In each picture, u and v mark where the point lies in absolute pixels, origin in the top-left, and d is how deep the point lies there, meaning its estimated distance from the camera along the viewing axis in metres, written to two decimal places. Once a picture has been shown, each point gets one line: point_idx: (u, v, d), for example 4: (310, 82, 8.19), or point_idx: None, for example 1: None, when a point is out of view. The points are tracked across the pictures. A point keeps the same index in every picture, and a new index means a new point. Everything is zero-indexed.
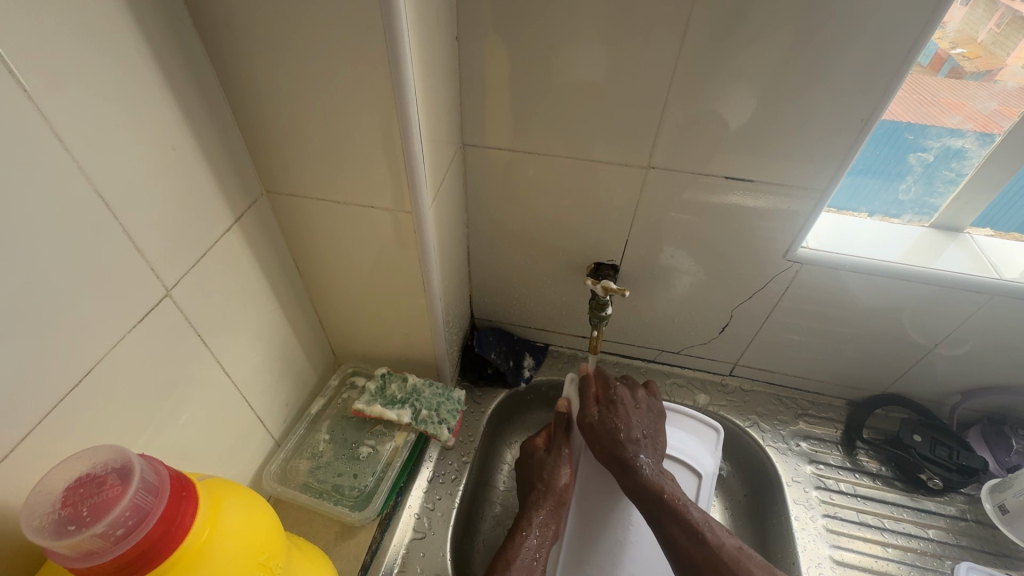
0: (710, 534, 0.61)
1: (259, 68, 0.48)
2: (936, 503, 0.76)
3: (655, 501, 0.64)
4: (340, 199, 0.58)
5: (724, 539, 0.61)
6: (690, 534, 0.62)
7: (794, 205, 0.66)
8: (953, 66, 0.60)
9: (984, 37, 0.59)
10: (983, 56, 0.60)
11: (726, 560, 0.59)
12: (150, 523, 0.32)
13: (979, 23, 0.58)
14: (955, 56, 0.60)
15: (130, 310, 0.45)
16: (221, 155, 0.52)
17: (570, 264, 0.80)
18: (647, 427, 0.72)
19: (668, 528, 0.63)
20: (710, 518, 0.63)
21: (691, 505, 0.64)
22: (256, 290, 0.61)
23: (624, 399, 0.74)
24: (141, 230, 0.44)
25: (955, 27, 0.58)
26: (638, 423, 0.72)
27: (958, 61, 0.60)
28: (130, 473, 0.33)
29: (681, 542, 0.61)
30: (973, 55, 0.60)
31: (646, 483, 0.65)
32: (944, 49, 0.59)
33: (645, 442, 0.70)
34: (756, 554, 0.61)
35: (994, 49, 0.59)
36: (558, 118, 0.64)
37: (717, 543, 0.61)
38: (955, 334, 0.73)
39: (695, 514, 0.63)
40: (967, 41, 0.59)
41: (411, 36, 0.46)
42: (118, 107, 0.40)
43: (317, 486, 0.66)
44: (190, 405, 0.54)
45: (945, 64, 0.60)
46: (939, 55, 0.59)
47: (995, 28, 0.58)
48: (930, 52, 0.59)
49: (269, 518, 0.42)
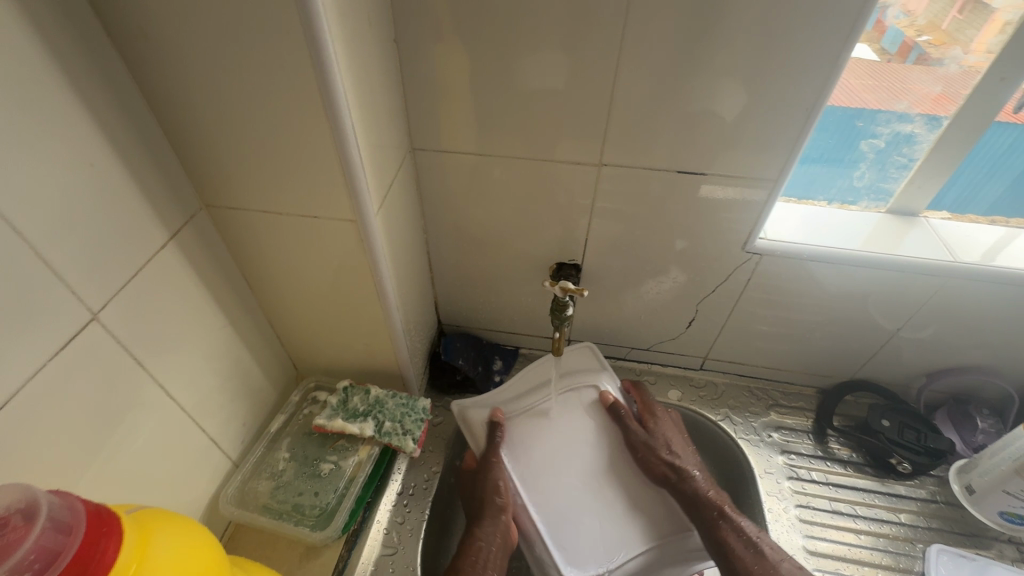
0: (765, 546, 0.63)
1: (183, 80, 0.46)
2: (907, 487, 0.76)
3: (708, 508, 0.66)
4: (284, 212, 0.56)
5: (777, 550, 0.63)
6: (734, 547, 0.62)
7: (750, 195, 0.65)
8: (920, 54, 0.60)
9: (948, 23, 0.58)
10: (950, 43, 0.59)
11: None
12: (61, 564, 0.30)
13: (943, 9, 0.57)
14: (922, 44, 0.59)
15: (53, 338, 0.42)
16: (150, 170, 0.49)
17: (533, 266, 0.79)
18: (687, 442, 0.76)
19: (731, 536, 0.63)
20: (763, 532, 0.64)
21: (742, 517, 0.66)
22: (201, 309, 0.58)
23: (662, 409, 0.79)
24: (60, 253, 0.42)
25: (920, 14, 0.58)
26: (683, 438, 0.76)
27: (925, 49, 0.60)
28: (36, 512, 0.31)
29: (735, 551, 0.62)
30: (939, 42, 0.59)
31: (697, 492, 0.67)
32: (910, 37, 0.59)
33: (689, 455, 0.73)
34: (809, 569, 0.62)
35: (959, 35, 0.58)
36: (506, 119, 0.63)
37: (775, 556, 0.62)
38: (916, 318, 0.73)
39: (749, 525, 0.65)
40: (931, 28, 0.59)
41: (338, 41, 0.45)
42: (23, 124, 0.38)
43: (278, 507, 0.64)
44: (132, 434, 0.51)
45: (912, 52, 0.60)
46: (904, 44, 0.60)
47: (958, 14, 0.57)
48: (895, 40, 0.59)
49: (209, 548, 0.41)
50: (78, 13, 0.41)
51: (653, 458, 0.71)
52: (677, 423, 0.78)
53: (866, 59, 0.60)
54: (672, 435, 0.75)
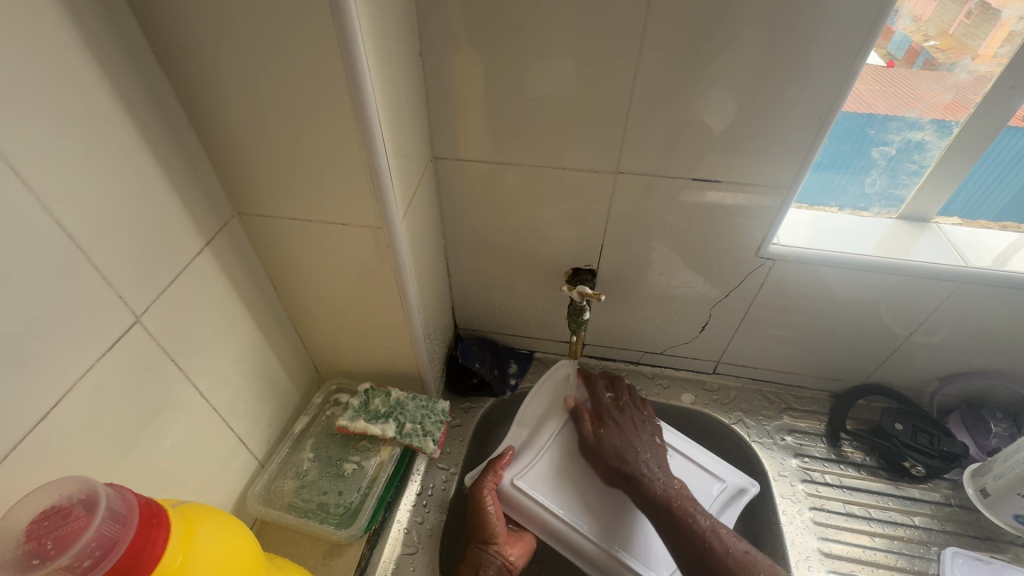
0: (717, 541, 0.64)
1: (222, 93, 0.48)
2: (921, 490, 0.77)
3: (663, 513, 0.68)
4: (313, 219, 0.58)
5: (732, 545, 0.64)
6: (696, 542, 0.64)
7: (763, 202, 0.66)
8: (927, 58, 0.61)
9: (955, 28, 0.59)
10: (957, 47, 0.59)
11: (735, 566, 0.62)
12: (118, 552, 0.32)
13: (949, 14, 0.58)
14: (929, 49, 0.60)
15: (99, 339, 0.44)
16: (189, 178, 0.52)
17: (549, 271, 0.81)
18: (651, 439, 0.76)
19: (680, 541, 0.65)
20: (719, 528, 0.66)
21: (698, 514, 0.67)
22: (232, 313, 0.60)
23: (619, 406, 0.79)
24: (108, 258, 0.44)
25: (926, 19, 0.59)
26: (642, 435, 0.76)
27: (932, 53, 0.60)
28: (95, 503, 0.32)
29: (690, 530, 0.65)
30: (946, 46, 0.60)
31: (651, 497, 0.69)
32: (917, 42, 0.60)
33: (653, 454, 0.74)
34: (762, 559, 0.63)
35: (967, 39, 0.59)
36: (526, 127, 0.65)
37: (725, 551, 0.63)
38: (929, 323, 0.74)
39: (703, 523, 0.66)
40: (938, 32, 0.59)
41: (370, 55, 0.47)
42: (78, 137, 0.40)
43: (303, 505, 0.66)
44: (166, 433, 0.53)
45: (919, 57, 0.61)
46: (911, 49, 0.61)
47: (965, 19, 0.58)
48: (902, 45, 0.60)
49: (246, 541, 0.42)
50: (128, 30, 0.44)
51: (600, 457, 0.74)
52: (637, 421, 0.78)
53: (873, 65, 0.62)
54: (635, 437, 0.76)
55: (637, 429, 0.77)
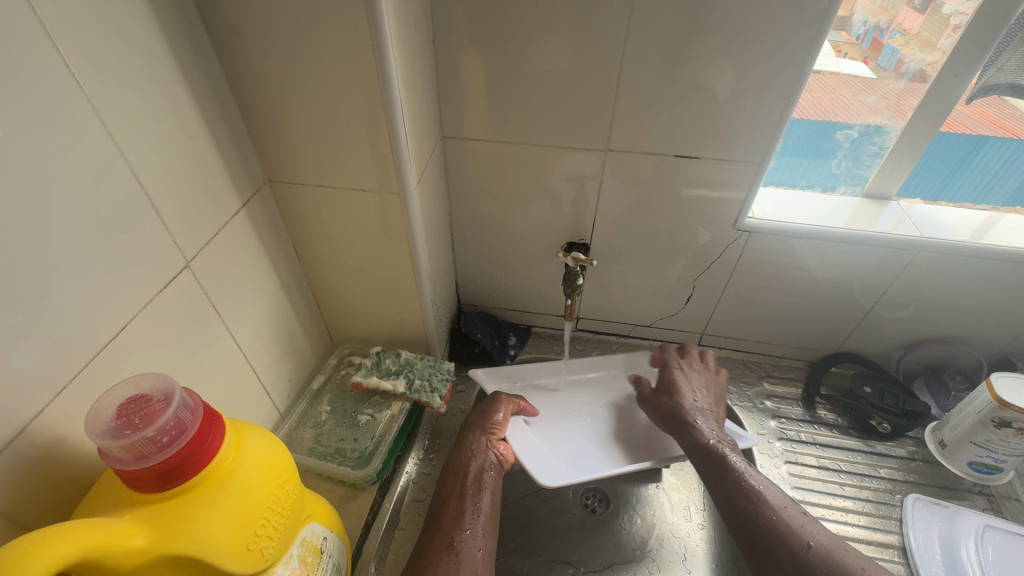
0: (770, 493, 0.62)
1: (262, 68, 0.55)
2: (887, 446, 0.83)
3: (709, 460, 0.68)
4: (336, 186, 0.65)
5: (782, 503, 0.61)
6: (742, 493, 0.63)
7: (740, 177, 0.74)
8: (916, 70, 0.69)
9: (943, 42, 0.65)
10: (932, 48, 0.67)
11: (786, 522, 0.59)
12: (183, 439, 0.38)
13: (936, 29, 0.66)
14: (917, 62, 0.68)
15: (155, 278, 0.51)
16: (229, 144, 0.58)
17: (547, 246, 0.87)
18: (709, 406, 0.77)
19: (724, 486, 0.65)
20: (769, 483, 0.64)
21: (751, 473, 0.65)
22: (260, 271, 0.67)
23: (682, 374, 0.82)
24: (165, 207, 0.50)
25: (915, 35, 0.68)
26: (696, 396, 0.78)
27: (921, 67, 0.68)
28: (171, 395, 0.39)
29: (741, 500, 0.62)
30: (934, 59, 0.67)
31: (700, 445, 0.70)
32: (907, 55, 0.69)
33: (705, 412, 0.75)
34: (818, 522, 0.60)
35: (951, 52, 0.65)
36: (527, 108, 0.72)
37: (776, 506, 0.61)
38: (891, 291, 0.81)
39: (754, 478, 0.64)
40: (927, 46, 0.67)
41: (393, 35, 0.54)
42: (147, 98, 0.47)
43: (322, 450, 0.71)
44: (205, 373, 0.59)
45: (908, 69, 0.69)
46: (900, 61, 0.69)
47: (948, 34, 0.65)
48: (891, 58, 0.70)
49: (284, 453, 0.48)
50: (186, 11, 0.50)
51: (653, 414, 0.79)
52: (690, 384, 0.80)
53: (863, 76, 0.72)
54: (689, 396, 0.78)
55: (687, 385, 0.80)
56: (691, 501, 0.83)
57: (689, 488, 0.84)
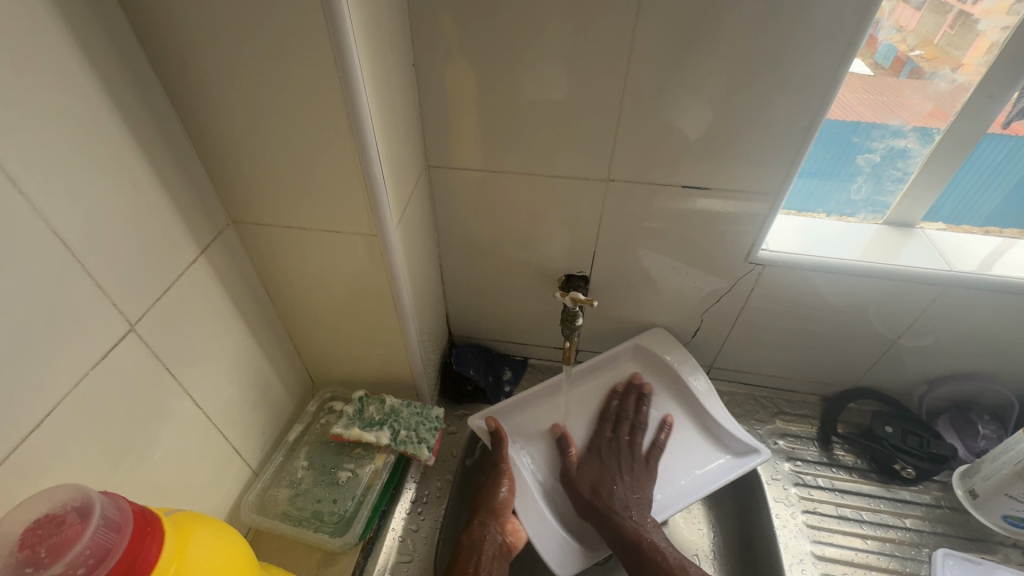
0: None
1: (217, 103, 0.49)
2: (911, 492, 0.77)
3: (630, 553, 0.66)
4: (308, 227, 0.59)
5: None
6: None
7: (752, 208, 0.67)
8: (913, 68, 0.63)
9: (939, 39, 0.61)
10: (941, 57, 0.61)
11: None
12: (110, 561, 0.32)
13: (933, 24, 0.60)
14: (915, 58, 0.62)
15: (93, 347, 0.44)
16: (183, 187, 0.52)
17: (543, 278, 0.81)
18: (638, 486, 0.72)
19: None
20: (687, 567, 0.64)
21: (668, 553, 0.65)
22: (226, 321, 0.60)
23: (615, 450, 0.76)
24: (102, 266, 0.44)
25: (911, 30, 0.61)
26: (625, 479, 0.72)
27: (917, 63, 0.62)
28: (90, 511, 0.33)
29: None
30: (931, 56, 0.62)
31: (622, 536, 0.67)
32: (904, 51, 0.62)
33: (626, 493, 0.71)
34: None
35: (950, 49, 0.61)
36: (519, 136, 0.65)
37: None
38: (916, 326, 0.75)
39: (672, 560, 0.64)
40: (924, 42, 0.61)
41: (364, 66, 0.47)
42: (74, 146, 0.40)
43: (297, 514, 0.65)
44: (160, 442, 0.53)
45: (905, 66, 0.63)
46: (897, 58, 0.63)
47: (948, 30, 0.60)
48: (888, 55, 0.62)
49: (240, 547, 0.42)
50: (124, 42, 0.44)
51: (580, 486, 0.72)
52: (611, 459, 0.75)
53: (862, 73, 0.63)
54: (609, 472, 0.73)
55: (615, 468, 0.73)
56: (700, 550, 0.77)
57: (698, 534, 0.78)
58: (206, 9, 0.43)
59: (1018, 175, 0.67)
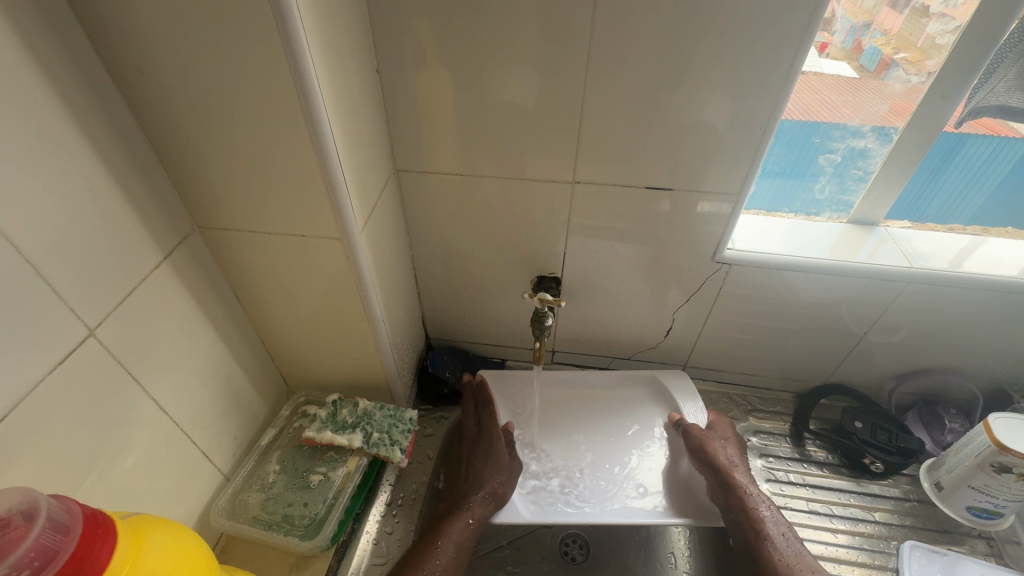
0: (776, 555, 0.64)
1: (175, 109, 0.50)
2: (881, 486, 0.79)
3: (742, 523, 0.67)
4: (274, 231, 0.59)
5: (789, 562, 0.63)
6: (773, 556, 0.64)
7: (716, 208, 0.69)
8: (899, 71, 0.63)
9: (923, 42, 0.61)
10: (925, 58, 0.61)
11: None
12: (57, 562, 0.32)
13: (917, 28, 0.61)
14: (899, 61, 0.63)
15: (52, 353, 0.44)
16: (144, 192, 0.52)
17: (516, 280, 0.82)
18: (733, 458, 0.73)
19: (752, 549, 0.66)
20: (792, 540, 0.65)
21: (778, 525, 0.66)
22: (194, 325, 0.60)
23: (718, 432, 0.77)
24: (59, 272, 0.44)
25: (895, 35, 0.62)
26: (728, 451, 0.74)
27: (902, 66, 0.63)
28: (36, 514, 0.33)
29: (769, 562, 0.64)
30: (916, 59, 0.62)
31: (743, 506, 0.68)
32: (888, 55, 0.63)
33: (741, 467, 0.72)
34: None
35: (935, 52, 0.60)
36: (484, 139, 0.66)
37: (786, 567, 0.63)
38: (882, 322, 0.77)
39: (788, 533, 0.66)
40: (908, 46, 0.62)
41: (321, 72, 0.48)
42: (27, 153, 0.41)
43: (268, 518, 0.65)
44: (126, 448, 0.53)
45: (890, 70, 0.63)
46: (882, 61, 0.64)
47: (931, 33, 0.60)
48: (872, 58, 0.64)
49: (199, 550, 0.43)
50: (80, 50, 0.45)
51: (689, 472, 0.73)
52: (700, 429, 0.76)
53: (847, 77, 0.65)
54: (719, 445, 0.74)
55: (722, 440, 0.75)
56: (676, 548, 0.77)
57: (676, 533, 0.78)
58: (164, 16, 0.44)
59: (1006, 168, 0.68)
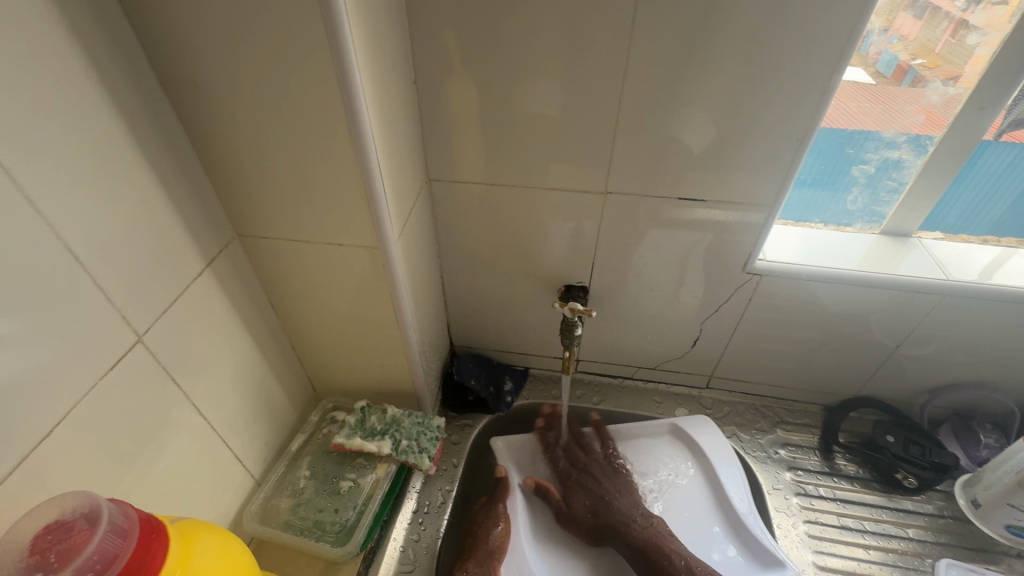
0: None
1: (223, 120, 0.51)
2: (914, 502, 0.77)
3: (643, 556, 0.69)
4: (311, 239, 0.60)
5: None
6: None
7: (747, 219, 0.68)
8: (915, 77, 0.63)
9: (941, 47, 0.61)
10: (944, 65, 0.61)
11: None
12: (115, 568, 0.33)
13: (935, 33, 0.60)
14: (916, 67, 0.62)
15: (103, 357, 0.46)
16: (189, 200, 0.53)
17: (543, 288, 0.82)
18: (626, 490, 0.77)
19: None
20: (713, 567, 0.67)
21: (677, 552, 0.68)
22: (231, 331, 0.61)
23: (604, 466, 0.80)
24: (111, 278, 0.45)
25: (912, 39, 0.61)
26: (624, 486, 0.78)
27: (919, 72, 0.62)
28: (97, 518, 0.34)
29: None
30: (933, 64, 0.62)
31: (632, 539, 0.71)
32: (905, 60, 0.62)
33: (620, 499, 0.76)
34: None
35: (954, 58, 0.61)
36: (517, 150, 0.67)
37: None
38: (915, 335, 0.76)
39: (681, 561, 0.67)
40: (925, 51, 0.61)
41: (365, 84, 0.49)
42: (85, 162, 0.42)
43: (299, 523, 0.66)
44: (166, 451, 0.54)
45: (907, 75, 0.63)
46: (898, 67, 0.62)
47: (950, 38, 0.60)
48: (889, 63, 0.62)
49: (242, 557, 0.43)
50: (135, 63, 0.46)
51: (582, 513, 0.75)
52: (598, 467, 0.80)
53: (862, 82, 0.63)
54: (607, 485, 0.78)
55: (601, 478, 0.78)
56: None
57: None
58: (217, 31, 0.45)
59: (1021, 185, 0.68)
